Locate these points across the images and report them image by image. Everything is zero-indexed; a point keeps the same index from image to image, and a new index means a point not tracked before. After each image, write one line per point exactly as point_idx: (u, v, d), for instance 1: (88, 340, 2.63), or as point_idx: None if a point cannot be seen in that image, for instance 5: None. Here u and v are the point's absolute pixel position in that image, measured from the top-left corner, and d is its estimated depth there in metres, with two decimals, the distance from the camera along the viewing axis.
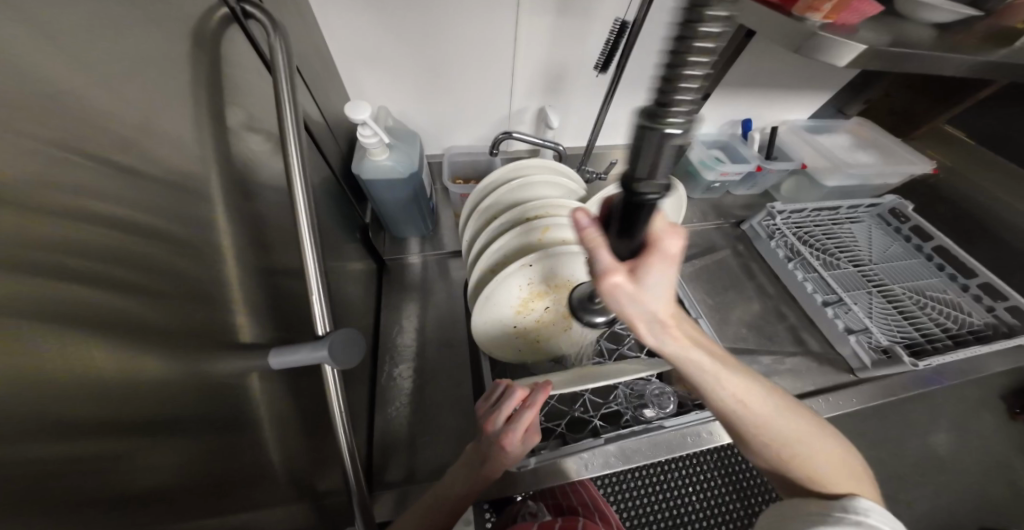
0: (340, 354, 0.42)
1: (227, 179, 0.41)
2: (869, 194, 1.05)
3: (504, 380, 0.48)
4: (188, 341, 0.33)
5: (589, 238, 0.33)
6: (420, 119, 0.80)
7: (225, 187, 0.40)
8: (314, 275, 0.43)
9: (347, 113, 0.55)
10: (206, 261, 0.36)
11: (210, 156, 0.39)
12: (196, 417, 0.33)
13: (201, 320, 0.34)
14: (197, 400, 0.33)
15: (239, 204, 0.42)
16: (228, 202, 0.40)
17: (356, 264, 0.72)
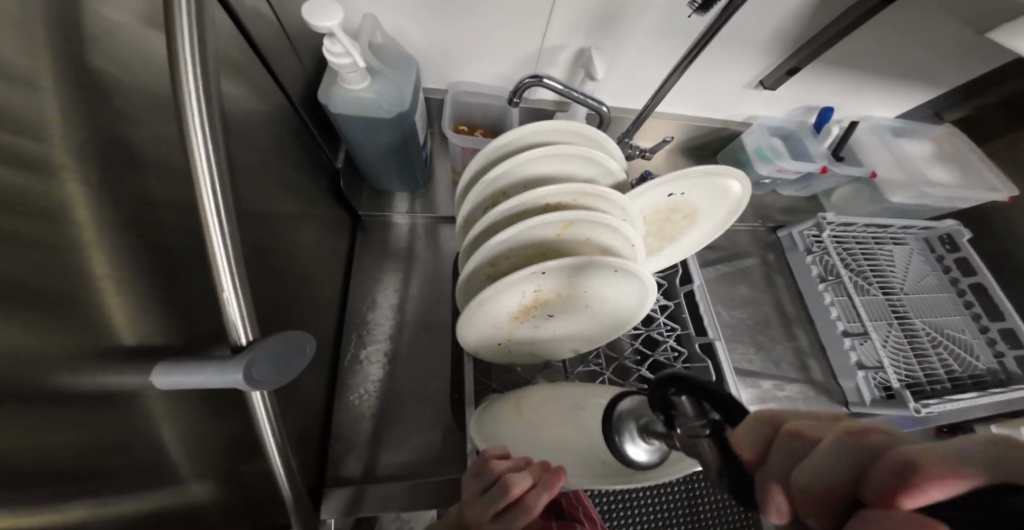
0: (267, 374, 0.29)
1: (88, 83, 0.25)
2: (923, 215, 0.93)
3: (495, 466, 0.39)
4: (2, 363, 0.20)
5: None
6: (423, 40, 0.60)
7: (86, 94, 0.24)
8: (226, 252, 0.27)
9: (304, 18, 0.38)
10: (38, 219, 0.21)
11: (52, 36, 0.22)
12: (33, 460, 0.22)
13: (31, 324, 0.21)
14: (30, 444, 0.21)
15: (116, 130, 0.26)
16: (96, 123, 0.25)
17: (323, 221, 0.58)
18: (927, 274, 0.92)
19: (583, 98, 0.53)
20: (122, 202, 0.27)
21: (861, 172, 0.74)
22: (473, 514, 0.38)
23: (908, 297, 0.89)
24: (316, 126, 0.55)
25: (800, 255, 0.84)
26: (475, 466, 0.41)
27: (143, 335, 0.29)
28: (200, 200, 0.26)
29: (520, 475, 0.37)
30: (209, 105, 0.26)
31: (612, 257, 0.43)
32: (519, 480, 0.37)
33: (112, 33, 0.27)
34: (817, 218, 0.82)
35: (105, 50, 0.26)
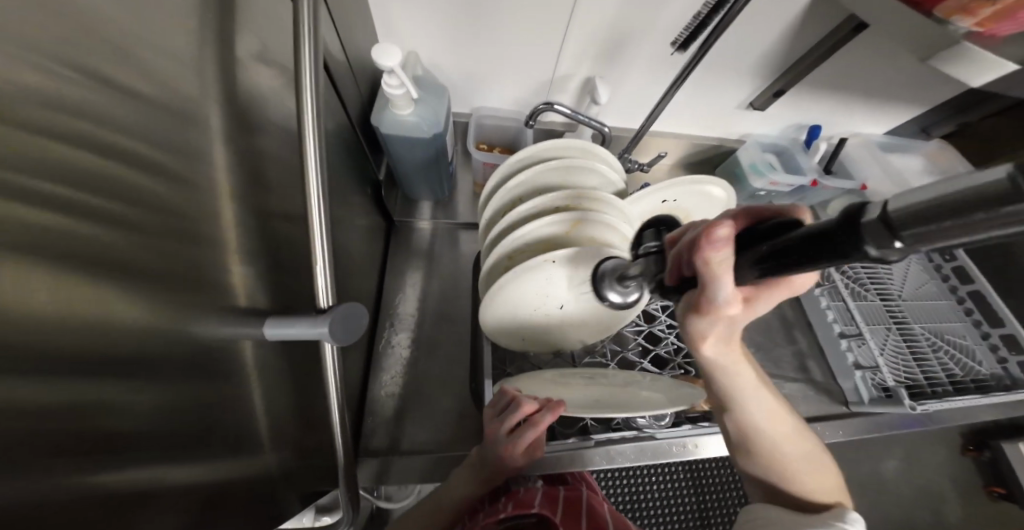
0: (341, 331, 0.39)
1: (232, 115, 0.35)
2: None
3: (510, 392, 0.49)
4: (176, 307, 0.29)
5: (718, 269, 0.26)
6: (453, 71, 0.71)
7: (226, 123, 0.34)
8: (321, 239, 0.39)
9: (373, 59, 0.48)
10: (202, 212, 0.32)
11: (215, 87, 0.33)
12: (184, 380, 0.30)
13: (194, 282, 0.31)
14: (184, 368, 0.30)
15: (241, 148, 0.37)
16: (230, 145, 0.35)
17: (364, 222, 0.68)
18: (925, 282, 0.96)
19: (588, 120, 0.62)
20: (241, 202, 0.37)
21: (851, 184, 0.80)
22: (489, 427, 0.49)
23: (906, 302, 0.93)
24: (366, 142, 0.66)
25: None
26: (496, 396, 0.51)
27: (245, 300, 0.38)
28: (308, 203, 0.38)
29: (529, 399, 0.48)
30: (316, 137, 0.37)
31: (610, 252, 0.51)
32: (529, 402, 0.47)
33: (244, 78, 0.37)
34: None
35: (239, 89, 0.36)
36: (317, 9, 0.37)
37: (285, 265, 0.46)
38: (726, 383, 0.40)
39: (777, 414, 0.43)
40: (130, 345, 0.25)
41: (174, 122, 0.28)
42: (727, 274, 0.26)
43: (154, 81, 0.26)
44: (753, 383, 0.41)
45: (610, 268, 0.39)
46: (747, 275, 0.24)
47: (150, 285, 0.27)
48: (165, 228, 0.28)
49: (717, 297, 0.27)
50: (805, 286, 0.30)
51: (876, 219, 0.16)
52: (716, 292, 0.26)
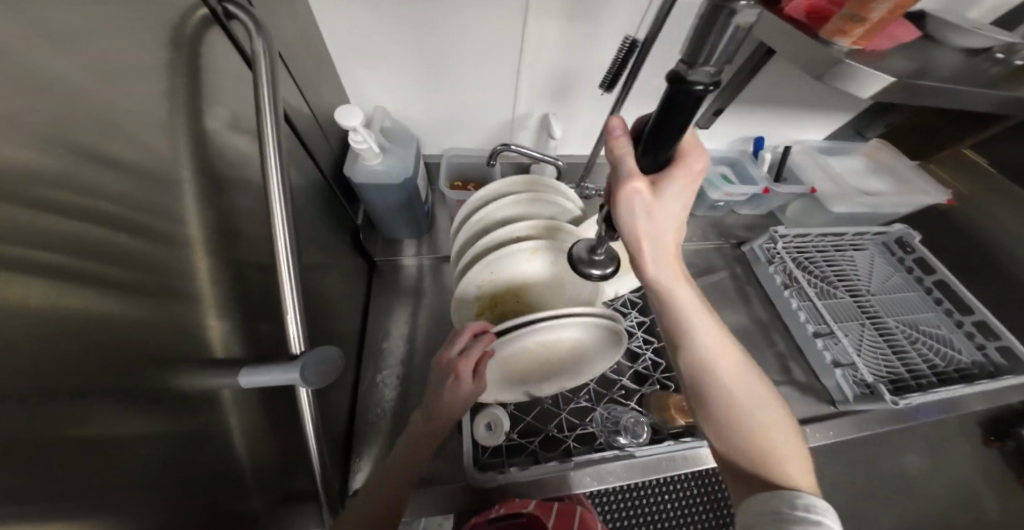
0: (313, 376, 0.42)
1: (206, 180, 0.40)
2: (877, 222, 1.03)
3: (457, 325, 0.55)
4: (156, 357, 0.32)
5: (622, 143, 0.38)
6: (419, 119, 0.77)
7: (201, 189, 0.39)
8: (290, 280, 0.43)
9: (337, 120, 0.53)
10: (179, 265, 0.35)
11: (191, 158, 0.37)
12: (166, 427, 0.33)
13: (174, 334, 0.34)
14: (167, 414, 0.33)
15: (215, 206, 0.41)
16: (205, 209, 0.39)
17: (344, 266, 0.71)
18: (891, 275, 0.99)
19: (540, 155, 0.66)
20: (217, 259, 0.41)
21: (801, 189, 0.84)
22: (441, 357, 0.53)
23: (877, 297, 0.95)
24: (341, 192, 0.70)
25: (765, 266, 0.93)
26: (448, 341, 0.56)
27: (224, 350, 0.41)
28: (276, 248, 0.42)
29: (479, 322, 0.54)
30: (282, 189, 0.42)
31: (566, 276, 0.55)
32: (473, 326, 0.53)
33: (217, 148, 0.42)
34: (770, 233, 0.93)
35: (213, 157, 0.41)
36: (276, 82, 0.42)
37: (261, 316, 0.49)
38: (676, 310, 0.46)
39: (722, 347, 0.46)
40: (111, 396, 0.28)
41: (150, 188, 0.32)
42: (632, 155, 0.38)
43: (133, 152, 0.30)
44: (695, 305, 0.46)
45: (582, 249, 0.50)
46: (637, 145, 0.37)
47: (129, 338, 0.30)
48: (141, 284, 0.31)
49: (623, 162, 0.38)
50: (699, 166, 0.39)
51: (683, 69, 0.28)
52: (627, 160, 0.38)
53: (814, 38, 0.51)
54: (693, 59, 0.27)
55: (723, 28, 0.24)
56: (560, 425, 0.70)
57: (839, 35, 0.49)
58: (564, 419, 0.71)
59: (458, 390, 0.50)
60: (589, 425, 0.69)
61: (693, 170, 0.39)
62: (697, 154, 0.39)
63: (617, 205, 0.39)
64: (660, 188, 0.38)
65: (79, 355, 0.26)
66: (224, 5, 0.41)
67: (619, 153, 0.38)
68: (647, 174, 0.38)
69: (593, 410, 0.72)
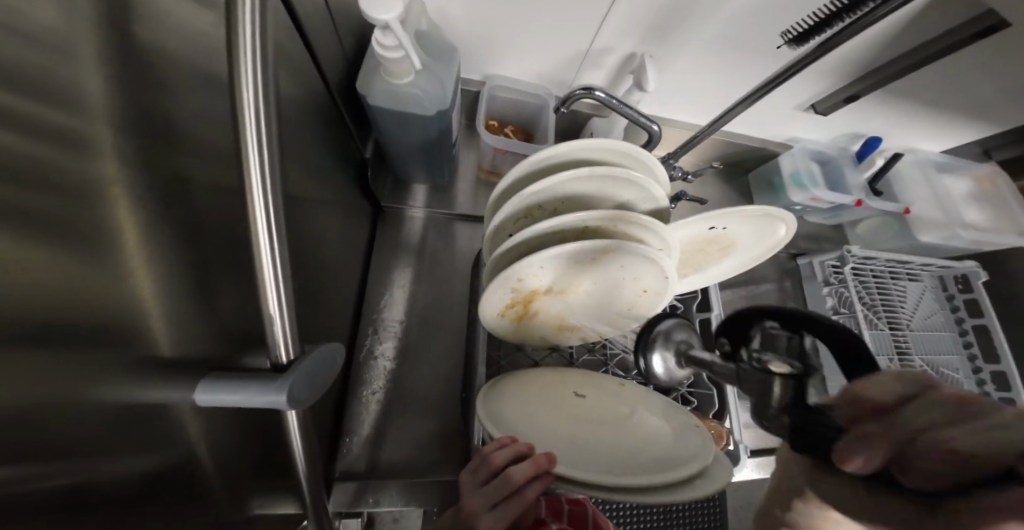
0: (302, 393, 0.31)
1: (129, 63, 0.23)
2: (943, 252, 0.93)
3: (490, 458, 0.40)
4: (27, 365, 0.19)
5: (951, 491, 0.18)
6: (464, 27, 0.56)
7: (123, 88, 0.23)
8: (269, 245, 0.28)
9: (362, 7, 0.35)
10: (56, 198, 0.20)
11: (101, 21, 0.21)
12: (74, 450, 0.22)
13: (62, 325, 0.21)
14: (72, 433, 0.22)
15: (147, 113, 0.25)
16: (135, 123, 0.24)
17: (343, 210, 0.56)
18: (934, 311, 0.92)
19: (633, 114, 0.50)
20: (158, 208, 0.26)
21: (896, 208, 0.72)
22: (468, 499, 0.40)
23: (913, 332, 0.88)
24: (349, 111, 0.53)
25: (817, 285, 0.83)
26: (474, 461, 0.42)
27: (175, 343, 0.29)
28: (249, 190, 0.27)
29: (521, 469, 0.37)
30: (265, 91, 0.26)
31: (631, 265, 0.46)
32: (519, 473, 0.37)
33: (153, 15, 0.25)
34: (842, 251, 0.80)
35: (143, 25, 0.24)
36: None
37: (234, 287, 0.36)
38: None
39: None
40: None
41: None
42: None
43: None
44: None
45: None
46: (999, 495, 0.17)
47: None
48: (26, 217, 0.19)
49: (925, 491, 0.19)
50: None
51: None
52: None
53: None
54: None
55: None
56: None
57: None
58: None
59: None
60: None
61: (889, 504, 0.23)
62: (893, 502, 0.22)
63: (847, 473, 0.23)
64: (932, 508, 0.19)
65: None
66: None
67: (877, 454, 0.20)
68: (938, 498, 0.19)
69: None
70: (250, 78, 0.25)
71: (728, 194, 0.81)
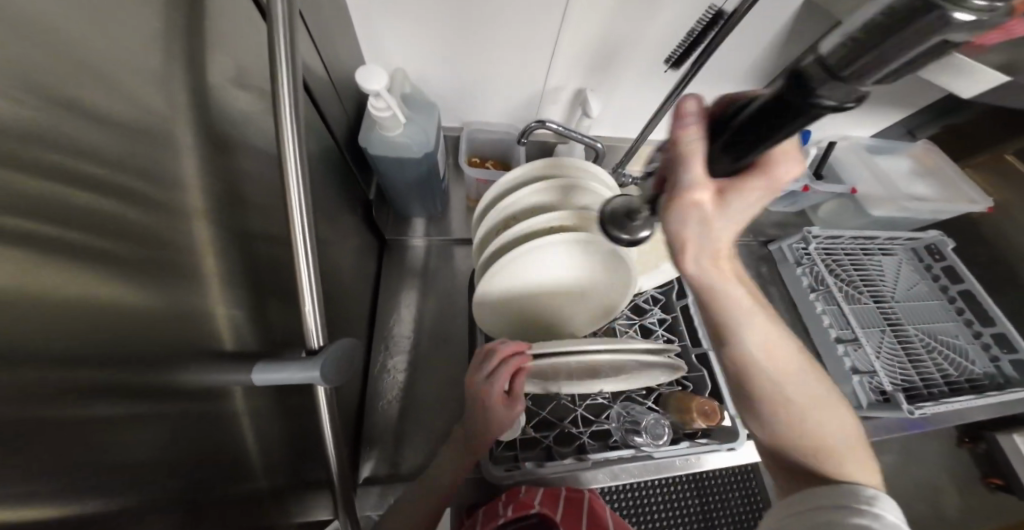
0: (332, 372, 0.39)
1: (209, 144, 0.35)
2: (909, 226, 0.98)
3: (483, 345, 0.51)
4: (158, 354, 0.28)
5: (687, 146, 0.28)
6: (440, 86, 0.70)
7: (206, 163, 0.34)
8: (306, 263, 0.38)
9: (358, 83, 0.47)
10: (175, 239, 0.30)
11: (194, 123, 0.33)
12: (180, 418, 0.30)
13: (174, 326, 0.30)
14: (181, 404, 0.30)
15: (217, 171, 0.36)
16: (212, 185, 0.35)
17: (354, 242, 0.66)
18: (916, 282, 0.96)
19: (579, 136, 0.61)
20: (223, 239, 0.36)
21: (841, 188, 0.80)
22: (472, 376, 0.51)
23: (899, 304, 0.91)
24: (353, 161, 0.65)
25: (791, 267, 0.90)
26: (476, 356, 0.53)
27: (234, 344, 0.38)
28: (292, 227, 0.37)
29: (507, 343, 0.48)
30: (301, 158, 0.37)
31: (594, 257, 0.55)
32: (504, 346, 0.48)
33: (221, 114, 0.37)
34: (803, 233, 0.88)
35: (216, 123, 0.36)
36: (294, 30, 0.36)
37: (271, 301, 0.45)
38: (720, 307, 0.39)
39: (770, 338, 0.42)
40: (106, 395, 0.24)
41: (135, 144, 0.27)
42: (698, 149, 0.27)
43: (107, 99, 0.24)
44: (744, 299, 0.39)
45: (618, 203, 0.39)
46: (717, 144, 0.27)
47: (114, 331, 0.25)
48: (158, 257, 0.29)
49: (683, 173, 0.28)
50: (786, 174, 0.29)
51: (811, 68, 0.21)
52: (686, 170, 0.28)
53: None
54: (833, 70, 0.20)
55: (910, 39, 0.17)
56: (574, 421, 0.68)
57: None
58: (579, 415, 0.69)
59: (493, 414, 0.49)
60: (603, 423, 0.68)
61: (776, 180, 0.29)
62: (792, 158, 0.29)
63: (669, 218, 0.31)
64: (726, 200, 0.29)
65: (55, 353, 0.22)
66: None
67: (679, 160, 0.28)
68: (712, 180, 0.29)
69: (609, 407, 0.70)
70: (289, 150, 0.36)
71: None
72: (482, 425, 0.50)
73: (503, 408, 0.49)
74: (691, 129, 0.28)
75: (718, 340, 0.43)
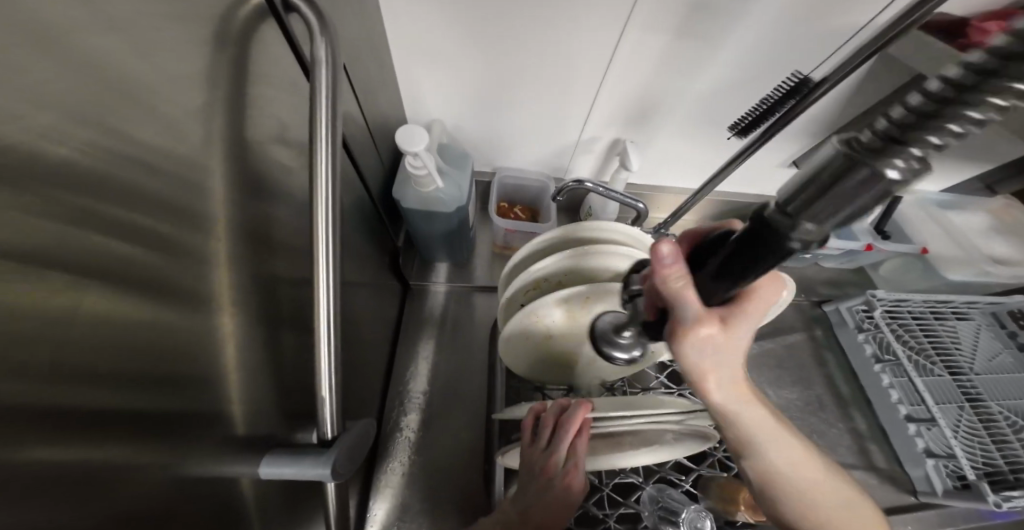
0: (345, 465, 0.36)
1: (242, 209, 0.33)
2: (985, 289, 0.88)
3: (560, 401, 0.48)
4: (158, 448, 0.26)
5: (676, 283, 0.26)
6: (475, 134, 0.68)
7: (235, 231, 0.32)
8: (329, 335, 0.35)
9: (399, 144, 0.46)
10: (195, 316, 0.28)
11: (228, 190, 0.31)
12: (175, 518, 0.27)
13: (182, 412, 0.28)
14: (177, 500, 0.27)
15: (247, 233, 0.34)
16: (240, 254, 0.33)
17: (378, 291, 0.64)
18: (998, 351, 0.83)
19: (619, 196, 0.56)
20: (245, 307, 0.34)
21: (911, 248, 0.72)
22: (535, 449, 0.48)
23: (978, 376, 0.79)
24: (385, 210, 0.63)
25: (852, 332, 0.82)
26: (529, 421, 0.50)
27: (243, 419, 0.35)
28: (317, 295, 0.35)
29: (578, 409, 0.45)
30: (334, 225, 0.35)
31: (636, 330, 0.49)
32: (576, 414, 0.45)
33: (258, 176, 0.35)
34: (866, 296, 0.81)
35: (253, 186, 0.34)
36: (338, 92, 0.34)
37: (289, 366, 0.43)
38: (732, 422, 0.34)
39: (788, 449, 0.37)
40: (86, 511, 0.21)
41: (168, 224, 0.25)
42: (690, 287, 0.26)
43: (136, 173, 0.23)
44: (761, 417, 0.35)
45: (608, 327, 0.48)
46: (711, 289, 0.25)
47: (103, 432, 0.22)
48: (170, 342, 0.26)
49: (683, 311, 0.26)
50: (770, 297, 0.28)
51: (775, 210, 0.20)
52: (687, 306, 0.26)
53: None
54: (786, 206, 0.19)
55: (850, 193, 0.16)
56: (600, 501, 0.61)
57: None
58: (606, 494, 0.62)
59: (554, 493, 0.47)
60: (634, 505, 0.60)
61: (762, 302, 0.28)
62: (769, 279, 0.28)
63: (680, 354, 0.29)
64: (733, 326, 0.27)
65: (33, 473, 0.18)
66: None
67: (675, 297, 0.26)
68: (713, 310, 0.27)
69: (640, 488, 0.63)
70: (322, 216, 0.34)
71: None
72: (537, 510, 0.47)
73: (566, 487, 0.47)
74: (675, 267, 0.26)
75: (735, 451, 0.38)
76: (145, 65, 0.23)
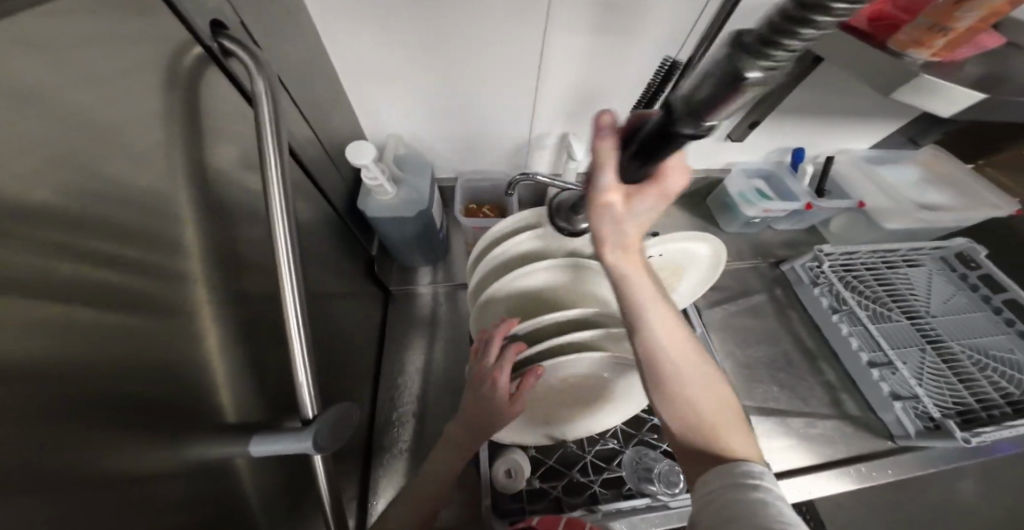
0: (326, 440, 0.40)
1: (213, 229, 0.38)
2: (932, 236, 0.93)
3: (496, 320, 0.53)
4: (157, 434, 0.30)
5: (604, 154, 0.33)
6: (432, 143, 0.74)
7: (208, 244, 0.37)
8: (298, 325, 0.40)
9: (349, 157, 0.51)
10: (178, 326, 0.32)
11: (198, 210, 0.36)
12: (178, 497, 0.31)
13: (176, 404, 0.32)
14: (179, 481, 0.31)
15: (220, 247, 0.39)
16: (214, 265, 0.38)
17: (357, 297, 0.68)
18: (951, 294, 0.87)
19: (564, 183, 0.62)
20: (223, 311, 0.39)
21: (847, 204, 0.78)
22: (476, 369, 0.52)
23: (935, 318, 0.83)
24: (355, 221, 0.68)
25: (809, 289, 0.87)
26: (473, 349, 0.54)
27: (232, 413, 0.39)
28: (284, 295, 0.39)
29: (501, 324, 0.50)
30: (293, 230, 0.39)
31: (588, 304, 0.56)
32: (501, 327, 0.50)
33: (226, 198, 0.40)
34: (814, 252, 0.86)
35: (222, 207, 0.39)
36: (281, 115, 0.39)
37: (272, 366, 0.47)
38: (625, 286, 0.40)
39: (671, 325, 0.40)
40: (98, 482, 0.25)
41: (147, 250, 0.30)
42: (612, 158, 0.32)
43: (116, 206, 0.27)
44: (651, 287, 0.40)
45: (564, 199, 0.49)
46: (624, 156, 0.32)
47: (95, 427, 0.25)
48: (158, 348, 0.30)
49: (600, 178, 0.34)
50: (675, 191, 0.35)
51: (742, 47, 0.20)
52: (604, 174, 0.33)
53: (883, 50, 0.50)
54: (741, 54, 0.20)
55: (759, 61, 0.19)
56: (584, 469, 0.65)
57: (913, 46, 0.49)
58: (589, 462, 0.66)
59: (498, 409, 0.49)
60: (616, 469, 0.64)
61: (667, 193, 0.35)
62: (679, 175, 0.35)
63: (592, 216, 0.37)
64: (633, 204, 0.35)
65: (50, 452, 0.22)
66: (220, 41, 0.37)
67: (602, 164, 0.33)
68: (622, 186, 0.34)
69: (620, 453, 0.67)
70: (281, 225, 0.39)
71: (694, 222, 0.90)
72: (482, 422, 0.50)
73: (507, 401, 0.49)
74: (605, 139, 0.32)
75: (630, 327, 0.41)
76: (119, 117, 0.28)
